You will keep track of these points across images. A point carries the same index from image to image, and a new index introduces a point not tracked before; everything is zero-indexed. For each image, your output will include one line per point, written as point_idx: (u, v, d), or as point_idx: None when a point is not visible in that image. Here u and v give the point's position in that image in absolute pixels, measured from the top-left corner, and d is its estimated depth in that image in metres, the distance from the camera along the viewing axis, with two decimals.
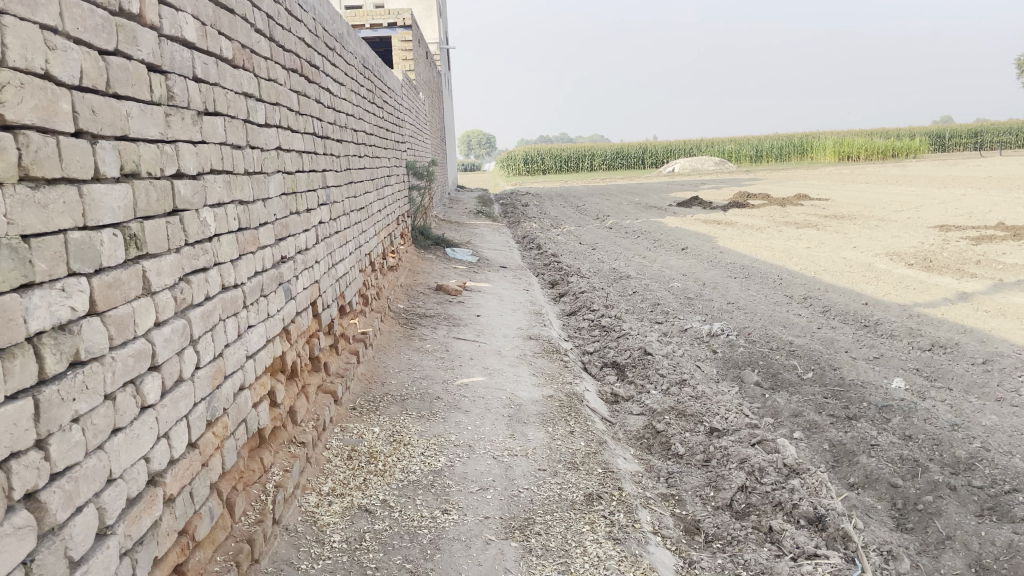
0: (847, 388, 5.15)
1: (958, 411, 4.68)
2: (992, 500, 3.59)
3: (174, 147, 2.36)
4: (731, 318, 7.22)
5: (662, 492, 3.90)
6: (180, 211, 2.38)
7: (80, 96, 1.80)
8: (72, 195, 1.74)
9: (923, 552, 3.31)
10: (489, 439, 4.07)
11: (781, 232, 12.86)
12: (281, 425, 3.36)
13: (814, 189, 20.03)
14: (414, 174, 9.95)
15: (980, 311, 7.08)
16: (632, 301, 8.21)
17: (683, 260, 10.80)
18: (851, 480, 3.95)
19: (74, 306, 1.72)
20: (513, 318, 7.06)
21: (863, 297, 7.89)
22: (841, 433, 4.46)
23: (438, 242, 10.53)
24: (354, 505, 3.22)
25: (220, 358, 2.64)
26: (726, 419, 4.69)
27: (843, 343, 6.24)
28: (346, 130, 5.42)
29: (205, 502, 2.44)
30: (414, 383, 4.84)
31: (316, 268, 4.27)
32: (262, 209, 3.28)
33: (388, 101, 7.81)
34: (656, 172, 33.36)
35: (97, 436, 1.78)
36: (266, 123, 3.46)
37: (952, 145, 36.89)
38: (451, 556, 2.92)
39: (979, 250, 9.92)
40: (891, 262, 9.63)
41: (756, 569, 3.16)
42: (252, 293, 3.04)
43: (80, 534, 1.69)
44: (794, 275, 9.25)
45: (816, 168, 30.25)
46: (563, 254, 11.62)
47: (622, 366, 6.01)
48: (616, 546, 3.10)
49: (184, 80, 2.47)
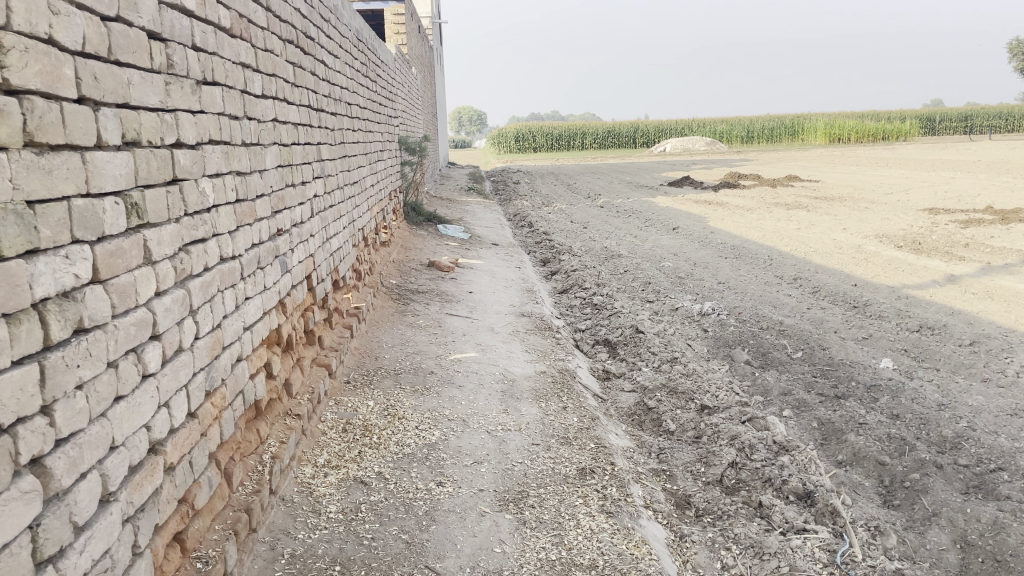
0: (836, 367, 5.21)
1: (946, 391, 4.74)
2: (977, 478, 3.66)
3: (174, 116, 2.35)
4: (723, 298, 7.26)
5: (654, 468, 3.95)
6: (180, 180, 2.37)
7: (82, 62, 1.78)
8: (75, 162, 1.74)
9: (910, 528, 3.36)
10: (483, 414, 4.10)
11: (772, 213, 12.89)
12: (277, 398, 3.38)
13: (804, 171, 20.06)
14: (406, 150, 9.91)
15: (968, 294, 7.15)
16: (624, 279, 8.23)
17: (674, 240, 10.83)
18: (839, 457, 4.00)
19: (78, 274, 1.72)
20: (505, 295, 7.08)
21: (853, 278, 7.95)
22: (830, 411, 4.52)
23: (430, 218, 10.51)
24: (350, 476, 3.25)
25: (218, 328, 2.65)
26: (717, 396, 4.73)
27: (833, 323, 6.29)
28: (340, 104, 5.39)
29: (204, 471, 2.45)
30: (408, 358, 4.86)
31: (311, 242, 4.27)
32: (259, 180, 3.27)
33: (381, 74, 7.76)
34: (647, 151, 33.30)
35: (99, 403, 1.78)
36: (263, 94, 3.44)
37: (942, 128, 37.01)
38: (447, 527, 2.96)
39: (967, 233, 9.99)
40: (880, 244, 9.68)
41: (746, 543, 3.22)
42: (249, 265, 3.04)
43: (84, 500, 1.70)
44: (784, 256, 9.30)
45: (808, 149, 30.25)
46: (554, 232, 11.60)
47: (613, 344, 6.04)
48: (609, 519, 3.14)
49: (183, 48, 2.45)
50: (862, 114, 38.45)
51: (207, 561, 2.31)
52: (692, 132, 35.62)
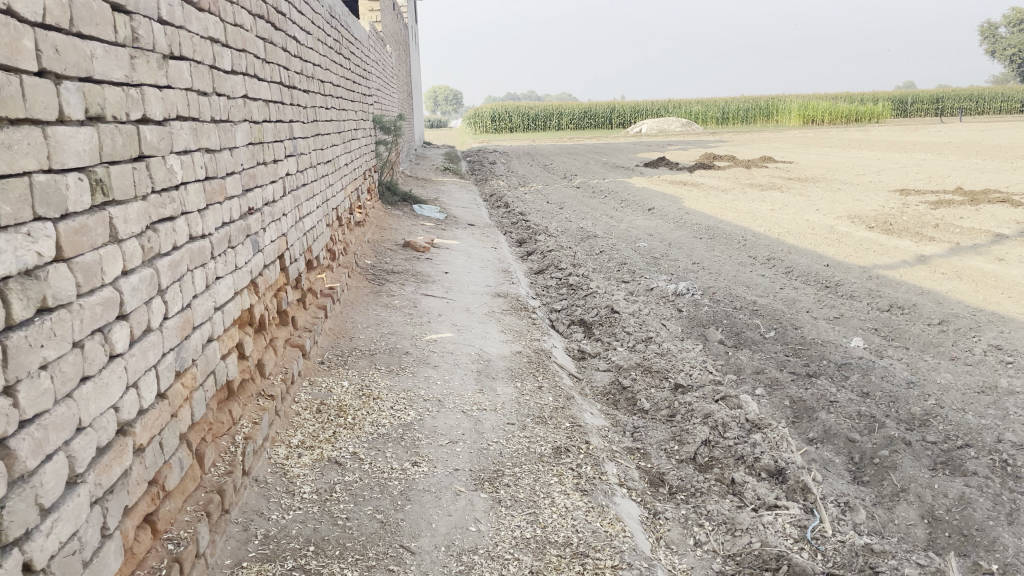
0: (808, 346, 5.26)
1: (915, 368, 4.82)
2: (945, 455, 3.72)
3: (140, 91, 2.30)
4: (697, 278, 7.29)
5: (628, 446, 3.97)
6: (147, 157, 2.33)
7: (43, 34, 1.74)
8: (37, 137, 1.69)
9: (878, 504, 3.41)
10: (458, 393, 4.10)
11: (745, 194, 12.95)
12: (249, 378, 3.35)
13: (778, 152, 20.17)
14: (381, 129, 9.82)
15: (936, 274, 7.24)
16: (600, 260, 8.24)
17: (650, 220, 10.86)
18: (810, 435, 4.05)
19: (40, 252, 1.68)
20: (480, 275, 7.06)
21: (826, 259, 8.01)
22: (801, 389, 4.57)
23: (405, 198, 10.44)
24: (324, 457, 3.23)
25: (188, 308, 2.61)
26: (691, 374, 4.77)
27: (805, 303, 6.35)
28: (313, 82, 5.33)
29: (175, 453, 2.43)
30: (382, 338, 4.84)
31: (283, 221, 4.22)
32: (229, 157, 3.21)
33: (355, 51, 7.67)
34: (624, 132, 33.29)
35: (65, 384, 1.75)
36: (232, 70, 3.37)
37: (914, 110, 37.41)
38: (421, 507, 2.95)
39: (937, 214, 10.11)
40: (852, 225, 9.78)
41: (718, 520, 3.27)
42: (219, 244, 3.00)
43: (50, 481, 1.67)
44: (758, 236, 9.36)
45: (783, 130, 30.45)
46: (531, 212, 11.58)
47: (589, 324, 6.06)
48: (584, 497, 3.16)
49: (148, 21, 2.39)
50: (835, 96, 38.72)
51: (179, 542, 2.30)
52: (668, 113, 35.57)
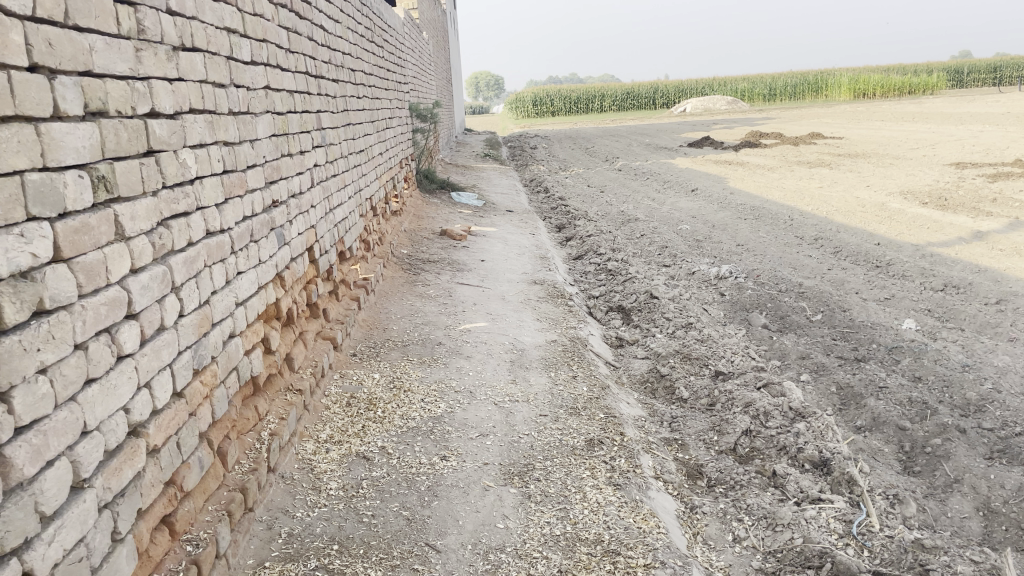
0: (856, 330, 5.05)
1: (970, 351, 4.59)
2: (1002, 442, 3.52)
3: (147, 84, 2.25)
4: (741, 260, 7.08)
5: (665, 438, 3.87)
6: (156, 151, 2.28)
7: (33, 27, 1.68)
8: (29, 134, 1.65)
9: (930, 496, 3.24)
10: (491, 385, 4.02)
11: (793, 172, 12.59)
12: (277, 373, 3.32)
13: (827, 127, 19.62)
14: (418, 118, 9.75)
15: (994, 250, 6.92)
16: (640, 244, 8.07)
17: (694, 201, 10.64)
18: (857, 423, 3.89)
19: (35, 253, 1.64)
20: (517, 262, 6.96)
21: (876, 237, 7.72)
22: (849, 375, 4.38)
23: (444, 185, 10.37)
24: (351, 451, 3.19)
25: (205, 305, 2.56)
26: (732, 361, 4.61)
27: (854, 284, 6.11)
28: (342, 70, 5.26)
29: (194, 452, 2.39)
30: (415, 328, 4.78)
31: (312, 213, 4.17)
32: (249, 150, 3.16)
33: (389, 39, 7.58)
34: (668, 112, 32.79)
35: (66, 387, 1.71)
36: (251, 61, 3.31)
37: (971, 79, 36.09)
38: (449, 503, 2.89)
39: (995, 188, 9.69)
40: (906, 201, 9.42)
41: (758, 514, 3.14)
42: (240, 238, 2.95)
43: (51, 488, 1.63)
44: (805, 215, 9.08)
45: (834, 105, 29.63)
46: (570, 197, 11.43)
47: (627, 310, 5.93)
48: (617, 492, 3.06)
49: (155, 13, 2.34)
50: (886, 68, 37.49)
51: (197, 543, 2.27)
52: (713, 92, 34.91)
